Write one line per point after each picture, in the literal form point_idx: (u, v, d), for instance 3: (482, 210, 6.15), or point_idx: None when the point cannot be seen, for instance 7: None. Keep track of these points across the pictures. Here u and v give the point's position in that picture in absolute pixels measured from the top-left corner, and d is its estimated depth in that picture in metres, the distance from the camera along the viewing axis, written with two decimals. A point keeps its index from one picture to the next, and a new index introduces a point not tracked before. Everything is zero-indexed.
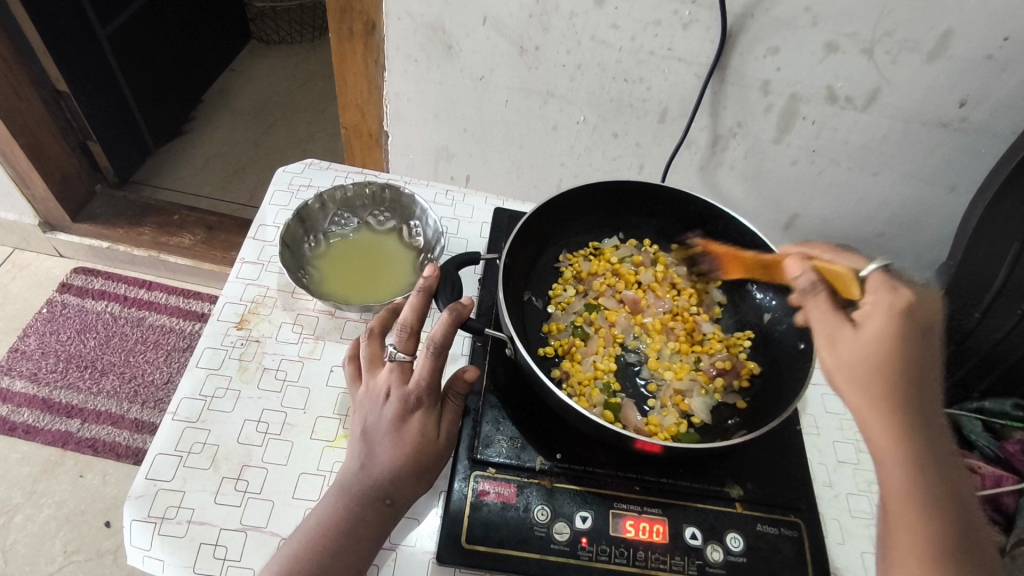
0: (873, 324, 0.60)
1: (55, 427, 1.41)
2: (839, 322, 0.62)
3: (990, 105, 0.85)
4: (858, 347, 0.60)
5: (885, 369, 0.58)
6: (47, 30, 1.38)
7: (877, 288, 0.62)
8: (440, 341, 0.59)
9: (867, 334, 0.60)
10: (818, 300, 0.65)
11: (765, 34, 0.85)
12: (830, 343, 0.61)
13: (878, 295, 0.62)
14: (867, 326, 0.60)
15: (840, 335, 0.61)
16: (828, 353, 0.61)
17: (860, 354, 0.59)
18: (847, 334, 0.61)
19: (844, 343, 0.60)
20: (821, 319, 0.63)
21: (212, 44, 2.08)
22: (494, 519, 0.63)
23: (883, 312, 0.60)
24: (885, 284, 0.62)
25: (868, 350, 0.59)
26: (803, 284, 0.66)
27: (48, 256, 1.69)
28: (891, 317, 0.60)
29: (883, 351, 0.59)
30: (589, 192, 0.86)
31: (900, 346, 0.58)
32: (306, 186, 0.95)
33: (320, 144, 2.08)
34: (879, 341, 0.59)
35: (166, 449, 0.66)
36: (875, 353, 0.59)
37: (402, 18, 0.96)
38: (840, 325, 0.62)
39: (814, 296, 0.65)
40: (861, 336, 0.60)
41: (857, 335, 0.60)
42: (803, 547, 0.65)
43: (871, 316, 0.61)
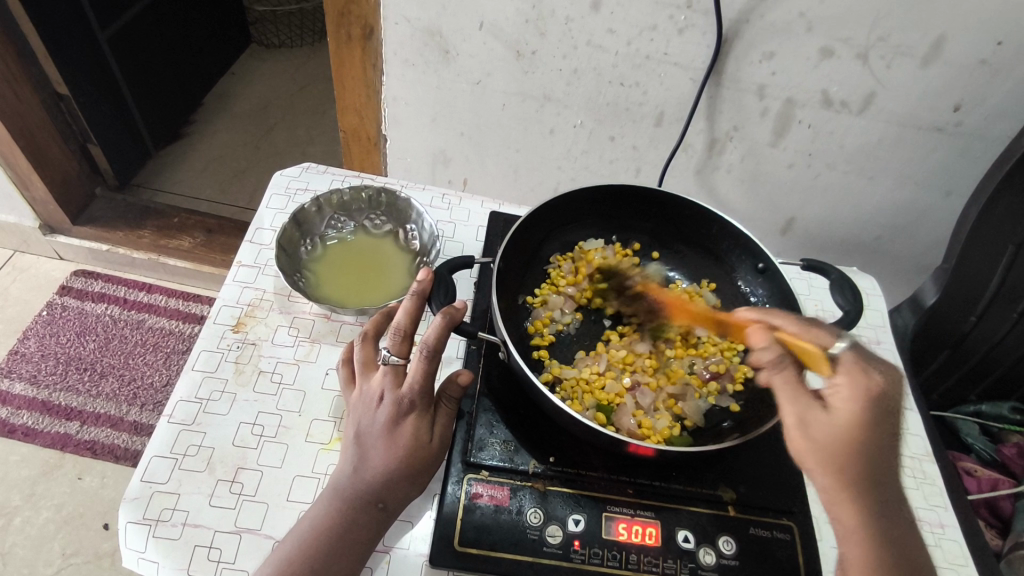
0: (846, 410, 0.56)
1: (54, 430, 1.41)
2: (808, 401, 0.57)
3: (985, 109, 0.85)
4: (830, 433, 0.56)
5: (856, 456, 0.55)
6: (47, 33, 1.39)
7: (850, 371, 0.57)
8: (434, 345, 0.59)
9: (840, 419, 0.56)
10: (787, 375, 0.59)
11: (760, 39, 0.85)
12: (800, 424, 0.57)
13: (853, 379, 0.57)
14: (839, 411, 0.57)
15: (813, 416, 0.57)
16: (799, 434, 0.57)
17: (832, 438, 0.56)
18: (817, 416, 0.57)
19: (817, 425, 0.56)
20: (791, 397, 0.58)
21: (212, 48, 2.09)
22: (487, 522, 0.64)
23: (859, 400, 0.56)
24: (858, 366, 0.58)
25: (837, 435, 0.56)
26: (774, 356, 0.59)
27: (48, 259, 1.70)
28: (864, 406, 0.56)
29: (854, 437, 0.55)
30: (584, 196, 0.87)
31: (870, 435, 0.56)
32: (303, 189, 0.95)
33: (319, 147, 2.09)
34: (853, 429, 0.55)
35: (162, 452, 0.66)
36: (847, 439, 0.56)
37: (399, 23, 0.96)
38: (810, 406, 0.57)
39: (784, 371, 0.59)
40: (833, 421, 0.56)
41: (827, 420, 0.56)
42: (796, 550, 0.65)
43: (843, 399, 0.57)
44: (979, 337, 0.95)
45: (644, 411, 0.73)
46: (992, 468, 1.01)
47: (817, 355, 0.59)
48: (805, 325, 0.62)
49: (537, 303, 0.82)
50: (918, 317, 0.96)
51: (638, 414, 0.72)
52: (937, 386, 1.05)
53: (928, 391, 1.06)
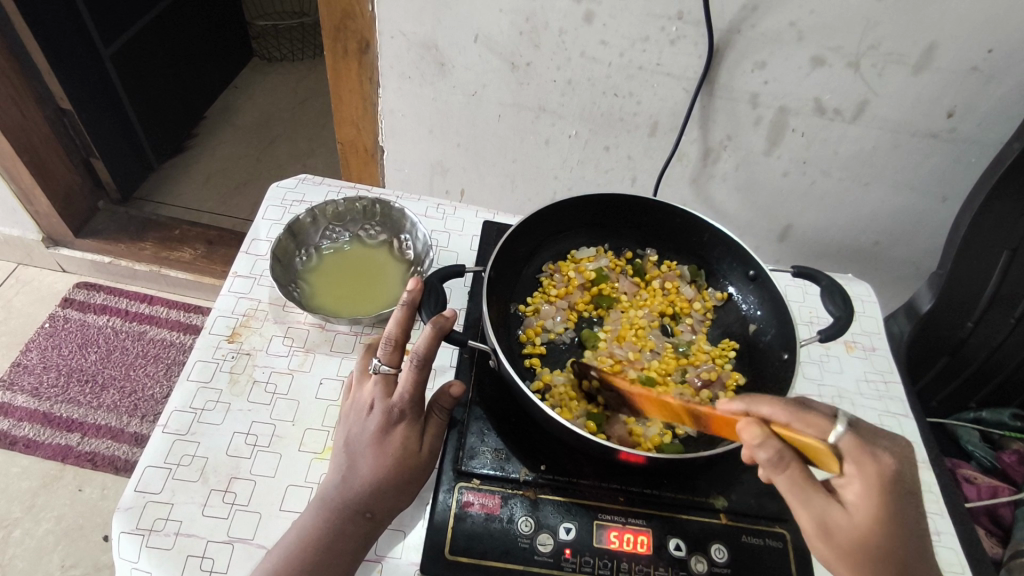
0: (863, 507, 0.52)
1: (55, 441, 1.41)
2: (823, 503, 0.54)
3: (977, 115, 0.86)
4: (851, 534, 0.53)
5: (880, 553, 0.53)
6: (51, 50, 1.41)
7: (858, 461, 0.52)
8: (423, 354, 0.60)
9: (858, 517, 0.53)
10: (790, 475, 0.53)
11: (752, 49, 0.86)
12: (818, 524, 0.54)
13: (862, 469, 0.52)
14: (856, 509, 0.53)
15: (831, 519, 0.53)
16: (818, 534, 0.55)
17: (853, 537, 0.53)
18: (835, 517, 0.53)
19: (835, 527, 0.53)
20: (802, 501, 0.54)
21: (214, 62, 2.12)
22: (479, 530, 0.64)
23: (873, 498, 0.52)
24: (866, 452, 0.52)
25: (858, 536, 0.53)
26: (772, 456, 0.53)
27: (52, 271, 1.71)
28: (881, 502, 0.51)
29: (877, 535, 0.52)
30: (576, 205, 0.87)
31: (890, 531, 0.52)
32: (299, 201, 0.96)
33: (321, 159, 2.11)
34: (873, 527, 0.52)
35: (155, 462, 0.67)
36: (869, 536, 0.53)
37: (395, 37, 0.98)
38: (825, 505, 0.54)
39: (786, 472, 0.53)
40: (852, 520, 0.53)
41: (845, 521, 0.53)
42: (788, 557, 0.65)
43: (856, 496, 0.53)
44: (978, 343, 0.95)
45: (635, 418, 0.73)
46: (992, 476, 1.00)
47: (819, 450, 0.52)
48: (797, 411, 0.53)
49: (528, 312, 0.83)
50: (914, 324, 0.96)
51: (629, 421, 0.72)
52: (936, 393, 1.05)
53: (927, 397, 1.06)
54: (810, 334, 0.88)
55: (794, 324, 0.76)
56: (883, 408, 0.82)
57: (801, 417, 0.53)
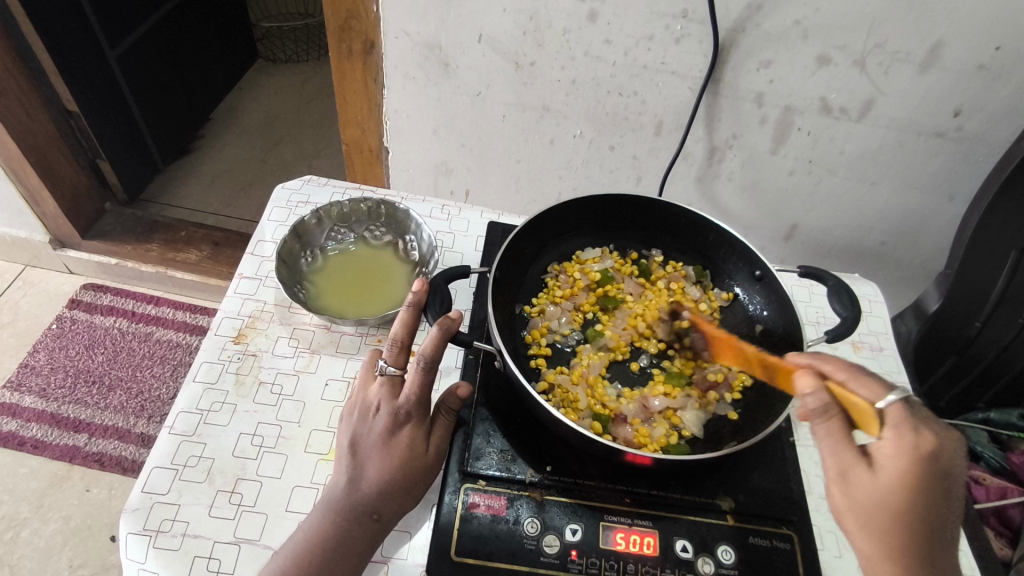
0: (891, 468, 0.53)
1: (63, 442, 1.42)
2: (852, 459, 0.54)
3: (985, 113, 0.85)
4: (870, 492, 0.53)
5: (893, 516, 0.53)
6: (57, 53, 1.42)
7: (900, 427, 0.53)
8: (429, 358, 0.60)
9: (882, 479, 0.53)
10: (831, 426, 0.54)
11: (757, 48, 0.85)
12: (841, 478, 0.55)
13: (902, 437, 0.53)
14: (884, 470, 0.53)
15: (853, 475, 0.54)
16: (838, 489, 0.55)
17: (870, 499, 0.53)
18: (859, 475, 0.54)
19: (857, 486, 0.54)
20: (833, 451, 0.55)
21: (220, 63, 2.13)
22: (485, 531, 0.64)
23: (907, 461, 0.52)
24: (908, 423, 0.53)
25: (874, 499, 0.53)
26: (819, 405, 0.54)
27: (59, 272, 1.72)
28: (914, 465, 0.52)
29: (894, 500, 0.52)
30: (580, 205, 0.87)
31: (909, 497, 0.52)
32: (304, 202, 0.96)
33: (325, 160, 2.12)
34: (893, 491, 0.52)
35: (163, 464, 0.67)
36: (887, 502, 0.53)
37: (399, 37, 0.98)
38: (854, 462, 0.54)
39: (828, 422, 0.54)
40: (876, 482, 0.53)
41: (869, 481, 0.53)
42: (795, 558, 0.65)
43: (889, 457, 0.53)
44: (986, 342, 0.94)
45: (641, 419, 0.73)
46: (1000, 476, 1.00)
47: (865, 410, 0.54)
48: (853, 371, 0.57)
49: (534, 312, 0.83)
50: (921, 323, 0.96)
51: (635, 422, 0.72)
52: (944, 393, 1.04)
53: (935, 398, 1.05)
54: (817, 334, 0.87)
55: (801, 326, 0.75)
56: None
57: (855, 377, 0.56)
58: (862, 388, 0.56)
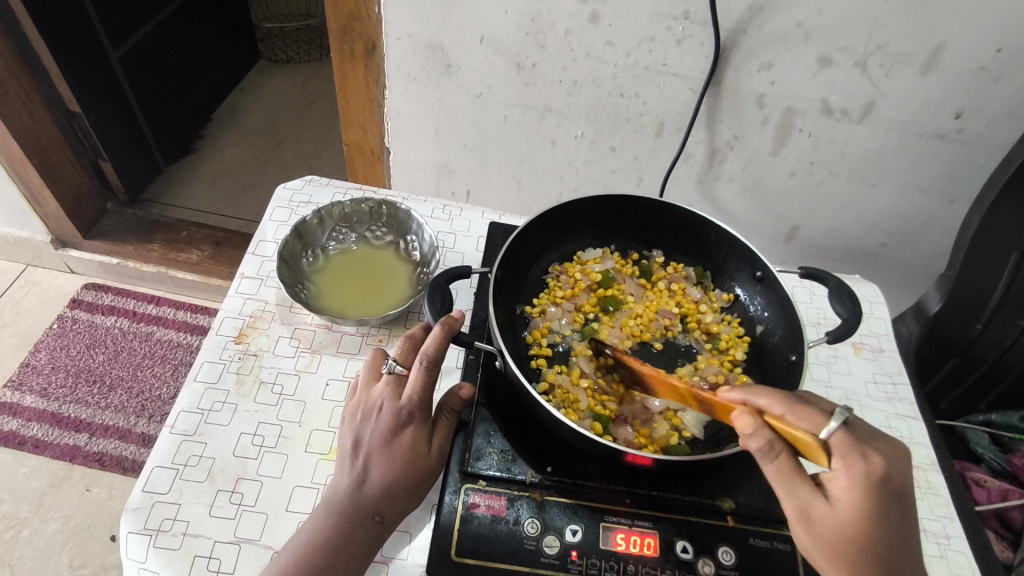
0: (847, 500, 0.53)
1: (64, 441, 1.42)
2: (808, 494, 0.54)
3: (987, 115, 0.85)
4: (832, 523, 0.54)
5: (860, 547, 0.54)
6: (60, 53, 1.42)
7: (847, 455, 0.53)
8: (433, 356, 0.62)
9: (841, 510, 0.54)
10: (780, 467, 0.54)
11: (758, 50, 0.85)
12: (802, 516, 0.55)
13: (850, 466, 0.53)
14: (840, 501, 0.54)
15: (813, 509, 0.54)
16: (801, 527, 0.56)
17: (833, 534, 0.54)
18: (818, 509, 0.54)
19: (818, 521, 0.54)
20: (788, 491, 0.55)
21: (222, 64, 2.13)
22: (485, 532, 0.64)
23: (859, 491, 0.53)
24: (855, 450, 0.53)
25: (837, 533, 0.54)
26: (763, 445, 0.54)
27: (61, 272, 1.72)
28: (868, 495, 0.53)
29: (857, 530, 0.53)
30: (582, 206, 0.87)
31: (871, 525, 0.53)
32: (305, 202, 0.96)
33: (327, 160, 2.12)
34: (856, 521, 0.53)
35: (163, 463, 0.67)
36: (851, 533, 0.54)
37: (401, 38, 0.98)
38: (810, 497, 0.54)
39: (776, 461, 0.54)
40: (835, 513, 0.54)
41: (829, 513, 0.54)
42: (796, 560, 0.65)
43: (842, 488, 0.54)
44: (987, 343, 0.94)
45: (642, 420, 0.73)
46: (1003, 479, 1.00)
47: (812, 445, 0.53)
48: (792, 404, 0.55)
49: (535, 313, 0.83)
50: (922, 324, 0.95)
51: (636, 422, 0.72)
52: (946, 395, 1.04)
53: (936, 400, 1.05)
54: (818, 335, 0.87)
55: (803, 326, 0.75)
56: (893, 410, 0.82)
57: (792, 409, 0.54)
58: (804, 420, 0.54)
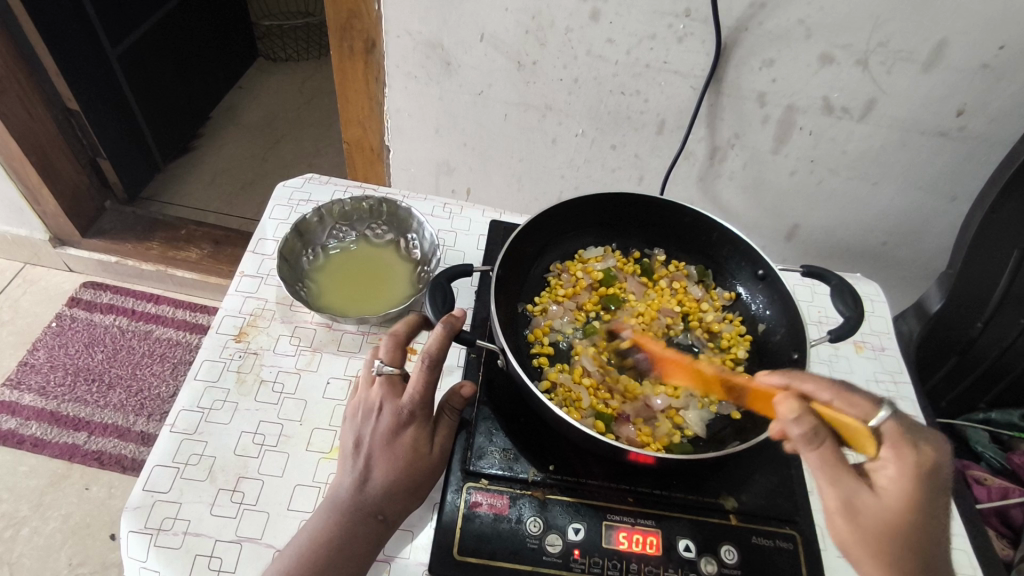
0: (895, 489, 0.54)
1: (62, 440, 1.42)
2: (853, 484, 0.54)
3: (988, 113, 0.85)
4: (878, 514, 0.54)
5: (902, 538, 0.54)
6: (59, 51, 1.42)
7: (897, 445, 0.54)
8: (434, 355, 0.61)
9: (887, 500, 0.54)
10: (829, 455, 0.54)
11: (760, 47, 0.85)
12: (846, 506, 0.54)
13: (902, 455, 0.54)
14: (886, 490, 0.54)
15: (860, 500, 0.54)
16: (842, 517, 0.55)
17: (877, 525, 0.54)
18: (864, 499, 0.54)
19: (863, 512, 0.54)
20: (832, 480, 0.54)
21: (220, 61, 2.12)
22: (487, 530, 0.64)
23: (908, 478, 0.53)
24: (906, 440, 0.54)
25: (879, 524, 0.54)
26: (805, 432, 0.54)
27: (59, 271, 1.72)
28: (917, 485, 0.53)
29: (902, 521, 0.54)
30: (583, 204, 0.87)
31: (916, 515, 0.54)
32: (305, 200, 0.96)
33: (326, 159, 2.11)
34: (903, 511, 0.53)
35: (164, 461, 0.67)
36: (894, 523, 0.54)
37: (401, 36, 0.98)
38: (856, 487, 0.54)
39: (820, 450, 0.54)
40: (882, 503, 0.54)
41: (876, 504, 0.54)
42: (798, 558, 0.65)
43: (891, 477, 0.54)
44: (988, 342, 0.94)
45: (644, 419, 0.73)
46: (1001, 476, 0.99)
47: (862, 432, 0.55)
48: (841, 391, 0.57)
49: (536, 311, 0.82)
50: (922, 324, 0.95)
51: (638, 421, 0.72)
52: (946, 393, 1.04)
53: (936, 398, 1.05)
54: (819, 333, 0.87)
55: (805, 324, 0.75)
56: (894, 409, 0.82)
57: (844, 397, 0.56)
58: (853, 409, 0.56)
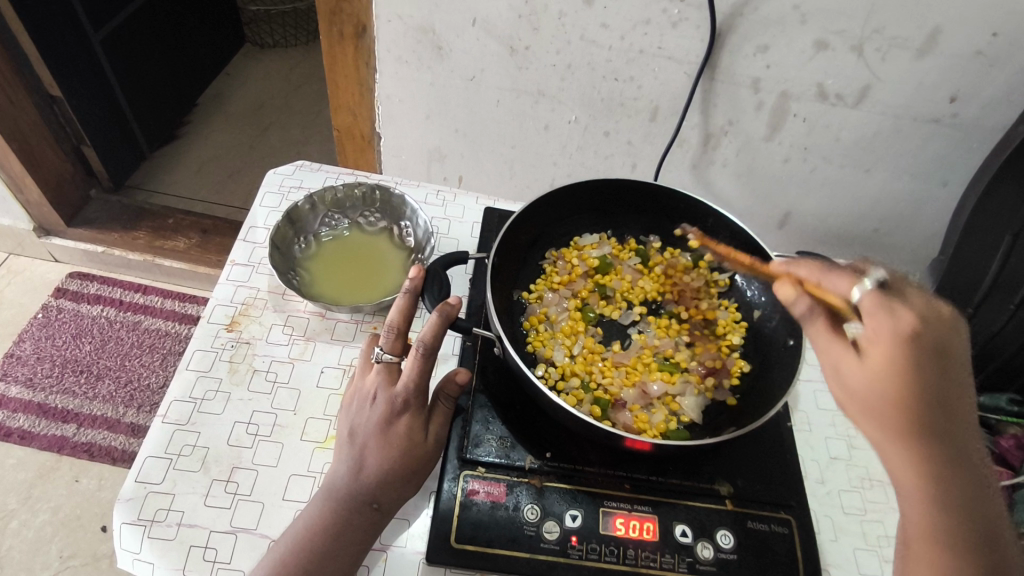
0: (878, 355, 0.51)
1: (51, 432, 1.40)
2: (840, 350, 0.55)
3: (980, 100, 0.85)
4: (864, 380, 0.53)
5: (895, 405, 0.51)
6: (39, 35, 1.38)
7: (874, 313, 0.52)
8: (429, 343, 0.60)
9: (872, 366, 0.52)
10: (818, 325, 0.57)
11: (754, 33, 0.85)
12: (838, 375, 0.55)
13: (879, 323, 0.51)
14: (872, 357, 0.52)
15: (844, 365, 0.55)
16: (837, 384, 0.56)
17: (869, 393, 0.53)
18: (851, 365, 0.54)
19: (849, 377, 0.54)
20: (823, 347, 0.57)
21: (206, 48, 2.09)
22: (484, 518, 0.63)
23: (889, 343, 0.51)
24: (883, 306, 0.52)
25: (868, 393, 0.53)
26: (804, 308, 0.59)
27: (44, 261, 1.69)
28: (900, 347, 0.50)
29: (889, 387, 0.51)
30: (578, 190, 0.86)
31: (907, 380, 0.50)
32: (297, 187, 0.95)
33: (315, 146, 2.09)
34: (887, 375, 0.51)
35: (156, 453, 0.66)
36: (882, 392, 0.51)
37: (392, 20, 0.96)
38: (843, 353, 0.55)
39: (814, 322, 0.58)
40: (865, 369, 0.53)
41: (860, 370, 0.53)
42: (794, 543, 0.65)
43: (875, 345, 0.52)
44: (972, 331, 0.90)
45: (640, 405, 0.73)
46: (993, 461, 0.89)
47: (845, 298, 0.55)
48: (828, 270, 0.58)
49: (532, 299, 0.82)
50: None
51: (635, 407, 0.72)
52: None
53: None
54: None
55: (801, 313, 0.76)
56: None
57: (827, 273, 0.58)
58: (837, 285, 0.56)
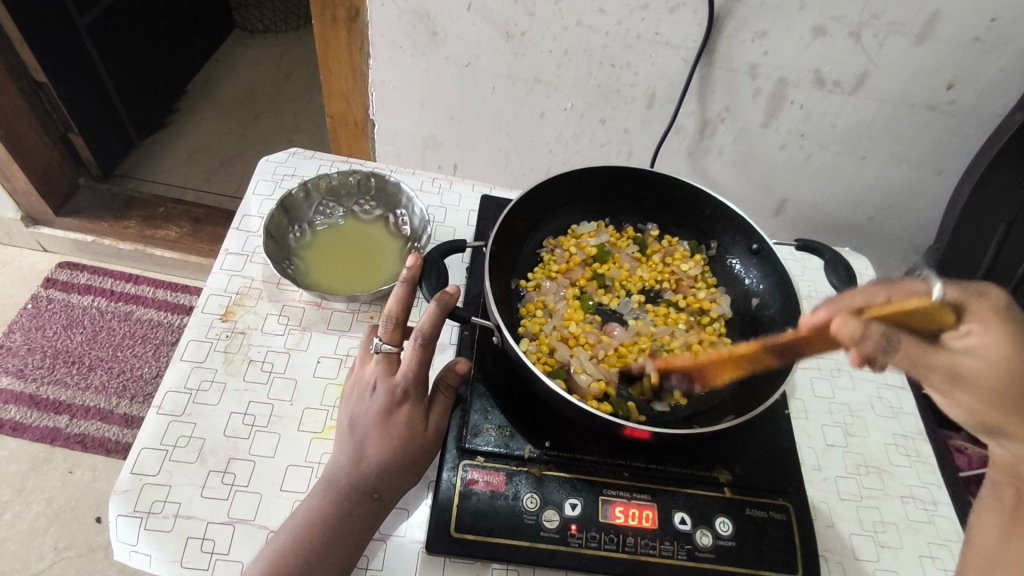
0: (989, 344, 0.54)
1: (43, 424, 1.39)
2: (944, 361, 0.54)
3: (978, 86, 0.85)
4: (983, 373, 0.54)
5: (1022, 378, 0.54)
6: (21, 18, 1.35)
7: (975, 308, 0.55)
8: (428, 333, 0.60)
9: (991, 355, 0.54)
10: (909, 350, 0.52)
11: (753, 18, 0.84)
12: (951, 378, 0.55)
13: (982, 316, 0.54)
14: (983, 349, 0.54)
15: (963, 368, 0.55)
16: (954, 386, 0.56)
17: (988, 383, 0.55)
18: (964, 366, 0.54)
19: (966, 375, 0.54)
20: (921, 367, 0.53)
21: (195, 33, 2.05)
22: (484, 507, 0.63)
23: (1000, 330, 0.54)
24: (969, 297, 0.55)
25: (996, 382, 0.54)
26: (882, 339, 0.52)
27: (33, 251, 1.67)
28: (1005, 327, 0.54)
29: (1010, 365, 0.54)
30: (576, 177, 0.86)
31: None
32: (290, 175, 0.93)
33: (307, 134, 2.06)
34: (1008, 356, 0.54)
35: (151, 444, 0.65)
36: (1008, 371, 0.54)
37: (385, 4, 0.94)
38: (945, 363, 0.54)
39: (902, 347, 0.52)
40: (986, 362, 0.54)
41: (980, 363, 0.54)
42: (792, 529, 0.66)
43: (979, 340, 0.54)
44: None
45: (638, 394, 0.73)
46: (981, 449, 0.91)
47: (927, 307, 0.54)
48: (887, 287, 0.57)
49: (530, 287, 0.82)
50: None
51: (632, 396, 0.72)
52: None
53: None
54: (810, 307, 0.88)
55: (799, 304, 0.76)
56: (884, 381, 0.82)
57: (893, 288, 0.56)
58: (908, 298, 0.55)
